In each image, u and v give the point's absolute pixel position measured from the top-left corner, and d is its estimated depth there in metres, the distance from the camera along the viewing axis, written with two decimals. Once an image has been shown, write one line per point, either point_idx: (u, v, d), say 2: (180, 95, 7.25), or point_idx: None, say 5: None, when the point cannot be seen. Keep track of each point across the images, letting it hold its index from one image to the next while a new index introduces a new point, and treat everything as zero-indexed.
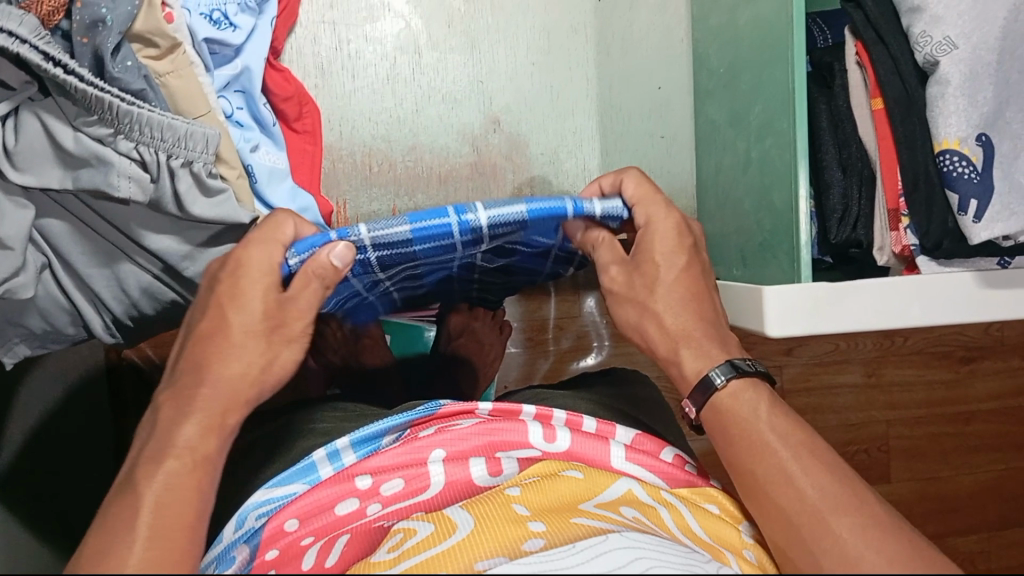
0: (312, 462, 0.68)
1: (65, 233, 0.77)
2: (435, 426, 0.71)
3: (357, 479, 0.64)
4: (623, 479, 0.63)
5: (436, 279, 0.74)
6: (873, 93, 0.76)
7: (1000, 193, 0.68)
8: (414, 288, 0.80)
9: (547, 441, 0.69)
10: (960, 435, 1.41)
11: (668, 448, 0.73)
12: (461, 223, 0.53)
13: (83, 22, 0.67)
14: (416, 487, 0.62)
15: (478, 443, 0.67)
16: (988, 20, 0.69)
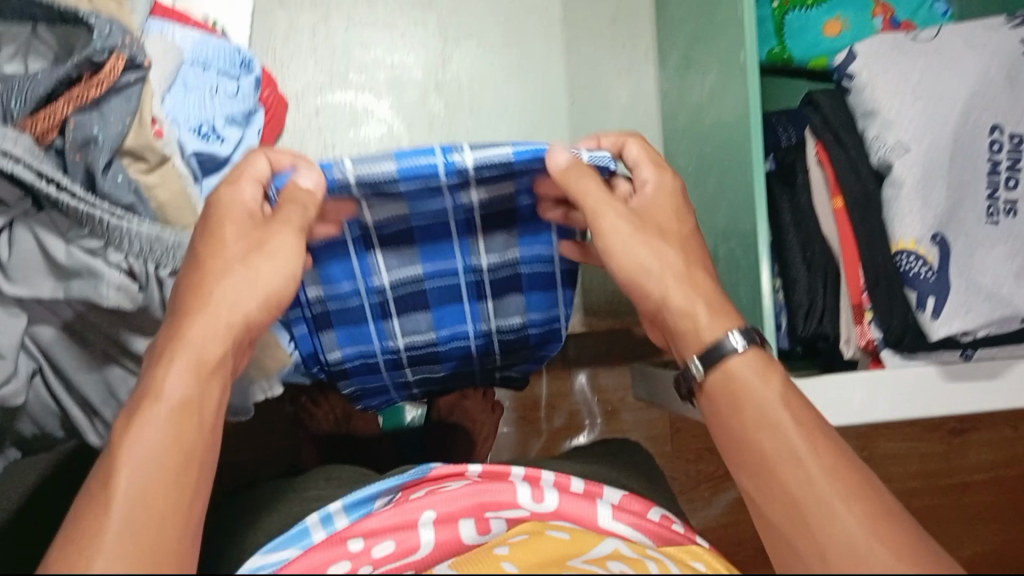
0: (305, 526, 0.66)
1: (56, 340, 0.79)
2: (426, 488, 0.71)
3: (348, 542, 0.63)
4: (608, 540, 0.61)
5: (444, 332, 0.77)
6: (834, 193, 0.79)
7: (956, 292, 0.70)
8: (423, 352, 0.78)
9: (535, 501, 0.68)
10: (957, 507, 1.40)
11: (657, 507, 0.73)
12: (453, 191, 0.63)
13: (75, 141, 0.71)
14: (406, 549, 0.62)
15: (467, 503, 0.67)
16: (938, 126, 0.72)
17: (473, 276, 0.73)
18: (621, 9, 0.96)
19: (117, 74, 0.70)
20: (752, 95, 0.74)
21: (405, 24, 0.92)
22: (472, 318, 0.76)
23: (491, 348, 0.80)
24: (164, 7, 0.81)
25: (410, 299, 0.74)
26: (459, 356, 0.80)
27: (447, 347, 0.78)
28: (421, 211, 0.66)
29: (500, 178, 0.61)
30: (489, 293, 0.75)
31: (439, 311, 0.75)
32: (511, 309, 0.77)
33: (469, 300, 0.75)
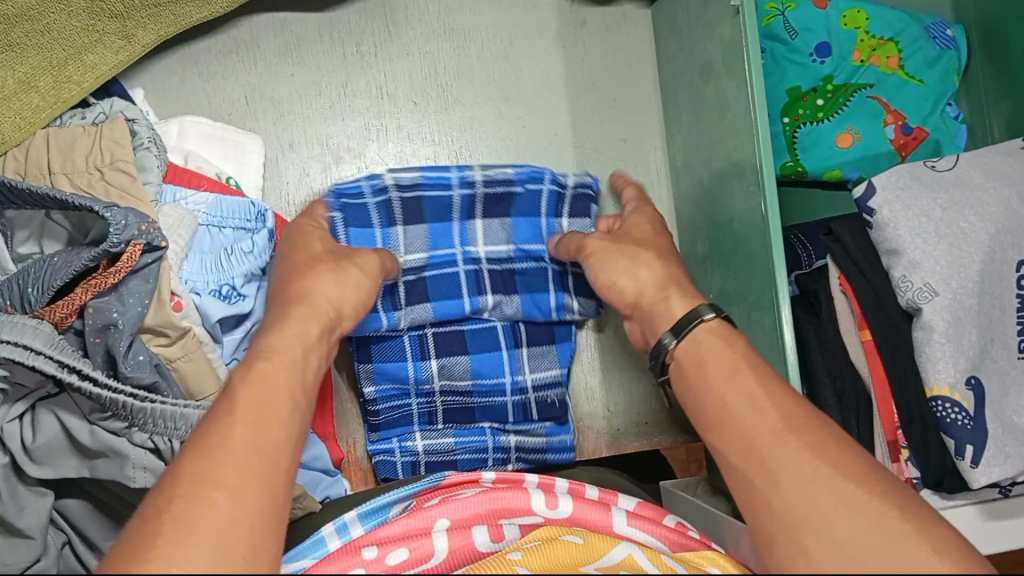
0: (322, 535, 0.63)
1: (84, 509, 0.77)
2: (439, 496, 0.68)
3: (361, 550, 0.56)
4: (623, 544, 0.56)
5: (484, 381, 0.88)
6: (861, 324, 0.78)
7: (994, 437, 0.69)
8: (461, 402, 0.88)
9: (549, 509, 0.64)
10: None
11: (670, 515, 0.67)
12: (463, 222, 0.89)
13: (95, 325, 0.70)
14: (422, 555, 0.56)
15: (479, 511, 0.63)
16: (963, 265, 0.72)
17: (508, 323, 0.89)
18: (630, 129, 0.95)
19: (135, 261, 0.68)
20: (775, 240, 0.73)
21: (417, 160, 0.91)
22: (510, 368, 0.88)
23: (526, 410, 0.89)
24: (176, 171, 0.81)
25: (448, 340, 0.88)
26: (495, 415, 0.88)
27: (483, 398, 0.88)
28: (437, 264, 0.87)
29: (501, 199, 0.89)
30: (523, 340, 0.89)
31: (477, 356, 0.88)
32: (542, 364, 0.90)
33: (506, 346, 0.89)
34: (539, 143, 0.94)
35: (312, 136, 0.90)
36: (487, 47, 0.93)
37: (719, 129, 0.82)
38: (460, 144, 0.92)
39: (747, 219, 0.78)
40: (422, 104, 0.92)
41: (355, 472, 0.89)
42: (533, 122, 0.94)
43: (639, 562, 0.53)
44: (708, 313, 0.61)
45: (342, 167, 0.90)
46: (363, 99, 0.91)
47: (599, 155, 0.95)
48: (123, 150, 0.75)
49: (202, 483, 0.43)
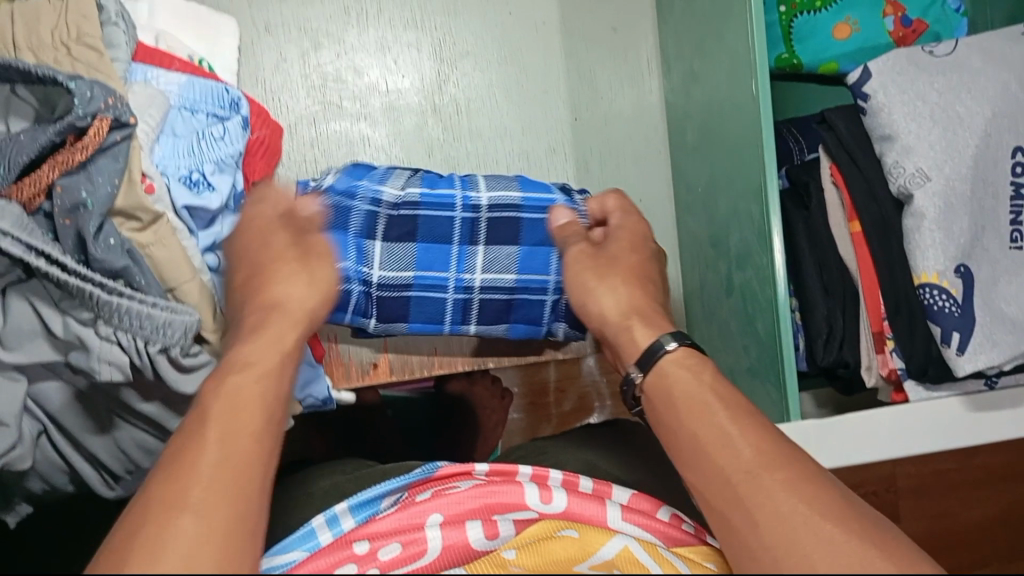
0: (310, 528, 0.59)
1: (60, 395, 0.75)
2: (432, 490, 0.64)
3: (353, 545, 0.55)
4: (618, 536, 0.55)
5: (427, 276, 0.76)
6: (850, 216, 0.76)
7: (981, 325, 0.68)
8: (396, 295, 0.76)
9: (543, 503, 0.61)
10: (964, 468, 1.25)
11: (668, 508, 0.64)
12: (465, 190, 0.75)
13: (64, 206, 0.67)
14: (415, 552, 0.54)
15: (474, 506, 0.60)
16: (959, 150, 0.70)
17: (471, 214, 0.75)
18: (621, 18, 0.92)
19: (103, 136, 0.67)
20: (765, 124, 0.71)
21: (398, 48, 0.89)
22: (457, 263, 0.76)
23: (468, 314, 0.78)
24: (145, 50, 0.77)
25: (397, 222, 0.74)
26: (430, 315, 0.77)
27: (421, 292, 0.76)
28: (432, 204, 0.74)
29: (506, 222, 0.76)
30: (481, 238, 0.76)
31: (425, 247, 0.75)
32: (501, 262, 0.76)
33: (459, 242, 0.76)
34: (525, 31, 0.91)
35: (289, 19, 0.87)
36: None
37: (712, 12, 0.79)
38: (444, 31, 0.89)
39: (739, 103, 0.75)
40: None
41: (338, 367, 0.87)
42: (521, 8, 0.90)
43: (637, 554, 0.52)
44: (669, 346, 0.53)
45: (321, 54, 0.88)
46: None
47: (588, 45, 0.92)
48: (90, 24, 0.71)
49: (195, 444, 0.41)
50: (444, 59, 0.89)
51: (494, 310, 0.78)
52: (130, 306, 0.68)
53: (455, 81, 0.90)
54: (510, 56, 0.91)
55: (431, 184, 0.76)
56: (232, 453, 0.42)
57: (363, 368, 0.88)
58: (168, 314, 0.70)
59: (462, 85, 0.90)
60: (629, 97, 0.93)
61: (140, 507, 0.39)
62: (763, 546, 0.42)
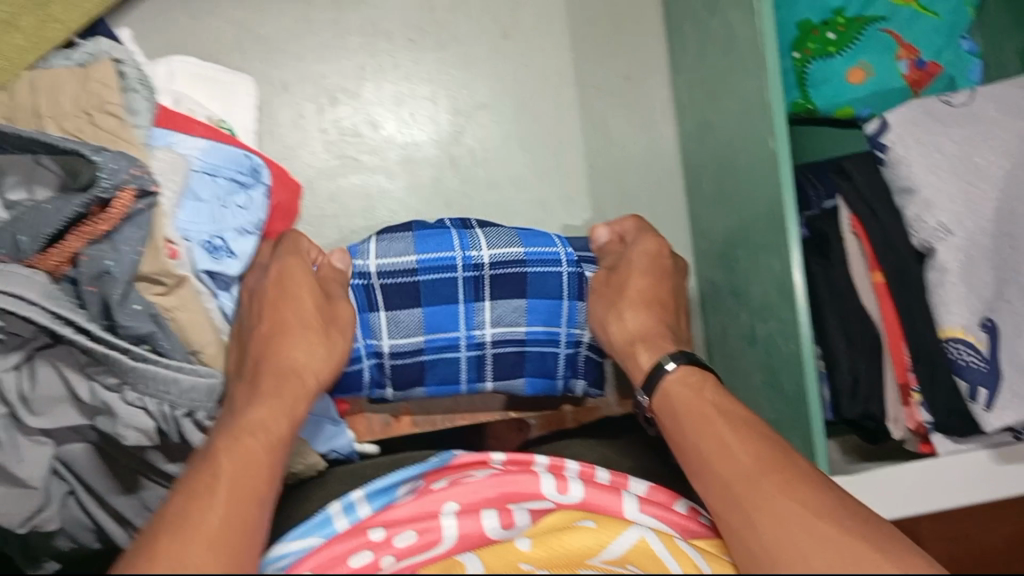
0: (327, 514, 0.59)
1: (86, 457, 0.76)
2: (447, 479, 0.63)
3: (369, 531, 0.55)
4: (635, 526, 0.56)
5: (438, 338, 0.74)
6: (872, 266, 0.76)
7: (1008, 378, 0.68)
8: (407, 362, 0.74)
9: (559, 493, 0.61)
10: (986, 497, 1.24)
11: (684, 498, 0.63)
12: (460, 232, 0.72)
13: (89, 274, 0.68)
14: (430, 542, 0.55)
15: (490, 494, 0.60)
16: (980, 202, 0.70)
17: (472, 272, 0.72)
18: (635, 66, 0.92)
19: (128, 207, 0.67)
20: (785, 182, 0.71)
21: (414, 101, 0.89)
22: (466, 322, 0.74)
23: (483, 368, 0.76)
24: (167, 115, 0.77)
25: (399, 290, 0.71)
26: (445, 375, 0.76)
27: (434, 355, 0.75)
28: (429, 268, 0.71)
29: (512, 279, 0.73)
30: (487, 294, 0.73)
31: (431, 309, 0.73)
32: (509, 317, 0.74)
33: (464, 300, 0.73)
34: (540, 81, 0.91)
35: (306, 76, 0.88)
36: None
37: (727, 65, 0.79)
38: (459, 83, 0.90)
39: (757, 158, 0.75)
40: (419, 42, 0.89)
41: (360, 421, 0.88)
42: (535, 59, 0.91)
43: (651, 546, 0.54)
44: (669, 363, 0.62)
45: (338, 109, 0.88)
46: (358, 37, 0.88)
47: (602, 93, 0.92)
48: (112, 92, 0.72)
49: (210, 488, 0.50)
50: (460, 110, 0.90)
51: (509, 364, 0.76)
52: (156, 371, 0.68)
53: (471, 133, 0.90)
54: (526, 107, 0.91)
55: (423, 239, 0.71)
56: (237, 506, 0.50)
57: (385, 422, 0.88)
58: (192, 378, 0.70)
59: (478, 137, 0.90)
60: (646, 144, 0.93)
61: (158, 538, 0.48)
62: (760, 541, 0.49)
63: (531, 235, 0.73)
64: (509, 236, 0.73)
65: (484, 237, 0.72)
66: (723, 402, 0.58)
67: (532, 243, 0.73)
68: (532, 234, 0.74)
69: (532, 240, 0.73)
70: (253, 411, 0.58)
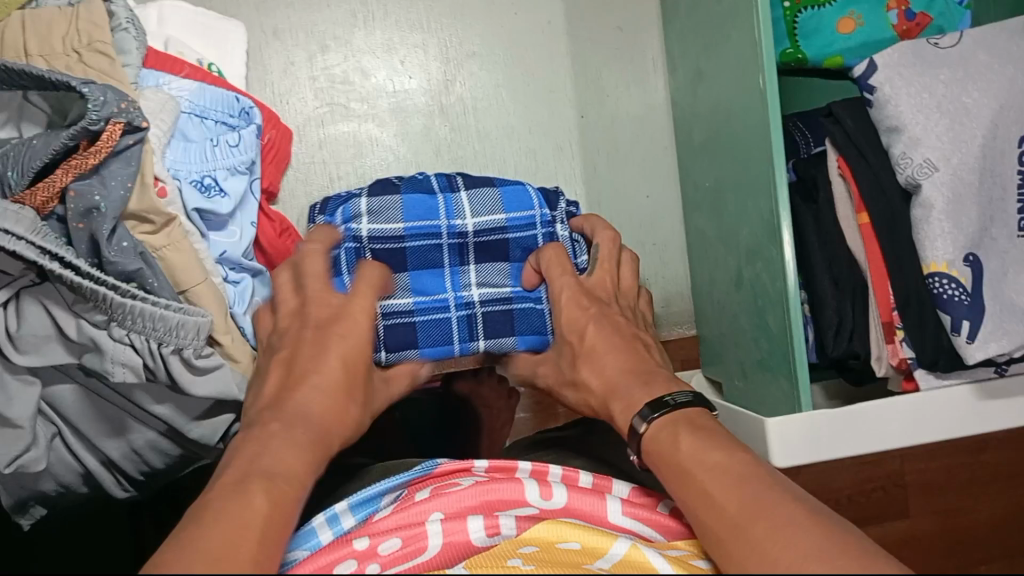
0: (311, 526, 0.56)
1: (74, 396, 0.75)
2: (431, 487, 0.62)
3: (353, 541, 0.53)
4: (625, 539, 0.53)
5: (427, 300, 0.73)
6: (858, 208, 0.76)
7: (991, 314, 0.69)
8: (400, 324, 0.71)
9: (543, 499, 0.60)
10: (974, 464, 1.25)
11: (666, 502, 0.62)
12: (445, 194, 0.74)
13: (77, 210, 0.67)
14: (415, 548, 0.53)
15: (472, 503, 0.59)
16: (966, 140, 0.70)
17: (457, 239, 0.74)
18: (626, 16, 0.92)
19: (115, 141, 0.67)
20: (773, 122, 0.71)
21: (405, 49, 0.89)
22: (452, 284, 0.74)
23: (474, 328, 0.73)
24: (156, 57, 0.78)
25: (387, 255, 0.72)
26: (438, 338, 0.72)
27: (427, 317, 0.72)
28: (416, 233, 0.72)
29: (494, 246, 0.74)
30: (472, 257, 0.74)
31: (418, 274, 0.73)
32: (494, 279, 0.75)
33: (449, 265, 0.74)
34: (531, 32, 0.91)
35: (296, 22, 0.88)
36: None
37: (718, 9, 0.79)
38: (450, 32, 0.90)
39: (746, 100, 0.75)
40: None
41: None
42: (527, 9, 0.91)
43: (645, 556, 0.50)
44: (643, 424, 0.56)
45: (328, 56, 0.88)
46: None
47: (594, 43, 0.92)
48: (101, 31, 0.72)
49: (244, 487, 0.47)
50: (450, 60, 0.90)
51: (501, 323, 0.74)
52: (144, 309, 0.68)
53: (461, 83, 0.90)
54: (517, 56, 0.91)
55: (412, 206, 0.73)
56: (277, 512, 0.47)
57: None
58: (180, 315, 0.69)
59: (468, 86, 0.90)
60: (636, 95, 0.93)
61: (202, 517, 0.45)
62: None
63: (511, 198, 0.74)
64: (491, 196, 0.74)
65: (468, 204, 0.74)
66: (703, 444, 0.51)
67: (512, 209, 0.74)
68: (512, 198, 0.74)
69: (512, 206, 0.74)
70: (293, 434, 0.53)
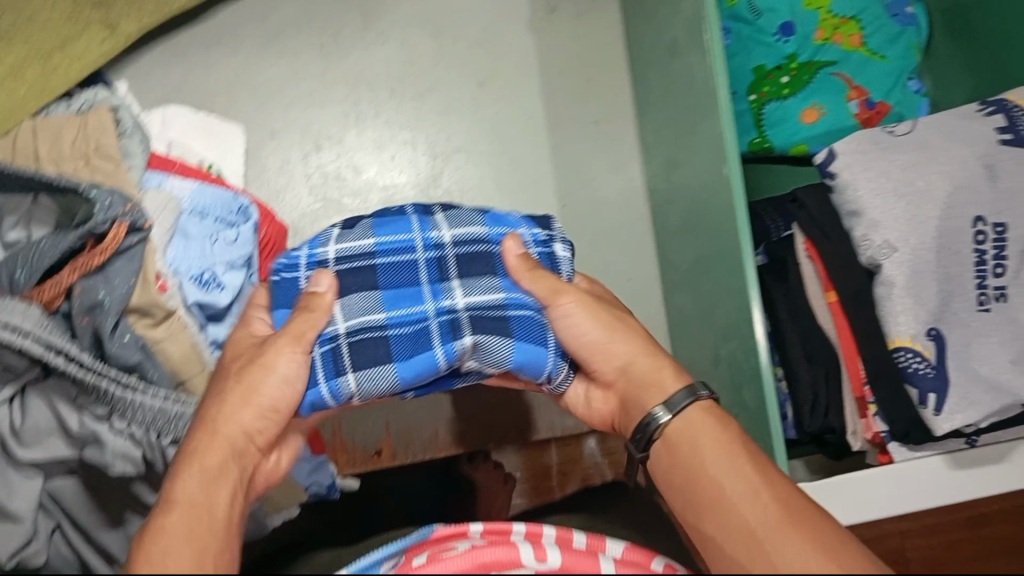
0: None
1: (74, 491, 0.77)
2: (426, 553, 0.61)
3: None
4: None
5: (404, 317, 0.64)
6: (827, 286, 0.80)
7: (956, 385, 0.72)
8: (373, 339, 0.62)
9: (538, 561, 0.57)
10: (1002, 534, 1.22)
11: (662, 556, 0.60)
12: (420, 213, 0.68)
13: (82, 305, 0.71)
14: None
15: (467, 566, 0.56)
16: (922, 221, 0.75)
17: (433, 252, 0.66)
18: (603, 110, 0.98)
19: (120, 241, 0.72)
20: (738, 207, 0.75)
21: (395, 146, 0.94)
22: (431, 297, 0.65)
23: (457, 329, 0.63)
24: (158, 161, 0.82)
25: (358, 277, 0.65)
26: (417, 349, 0.62)
27: (403, 334, 0.63)
28: (388, 251, 0.66)
29: (478, 257, 0.66)
30: (453, 272, 0.66)
31: (392, 291, 0.65)
32: (477, 289, 0.65)
33: (428, 280, 0.65)
34: (514, 126, 0.96)
35: (293, 124, 0.93)
36: (463, 33, 0.97)
37: (687, 102, 0.84)
38: (437, 129, 0.95)
39: (714, 187, 0.80)
40: (399, 91, 0.95)
41: (342, 455, 0.95)
42: (510, 105, 0.97)
43: None
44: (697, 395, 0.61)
45: (322, 155, 0.93)
46: (341, 87, 0.94)
47: (575, 136, 0.97)
48: (107, 137, 0.77)
49: None
50: (437, 155, 0.94)
51: (487, 326, 0.63)
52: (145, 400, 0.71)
53: (448, 175, 0.94)
54: (500, 149, 0.96)
55: (381, 227, 0.67)
56: None
57: (366, 454, 0.95)
58: (180, 408, 0.72)
59: (456, 179, 0.94)
60: (615, 183, 0.98)
61: None
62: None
63: (493, 217, 0.69)
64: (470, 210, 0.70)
65: (444, 218, 0.68)
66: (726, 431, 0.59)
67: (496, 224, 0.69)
68: (496, 215, 0.70)
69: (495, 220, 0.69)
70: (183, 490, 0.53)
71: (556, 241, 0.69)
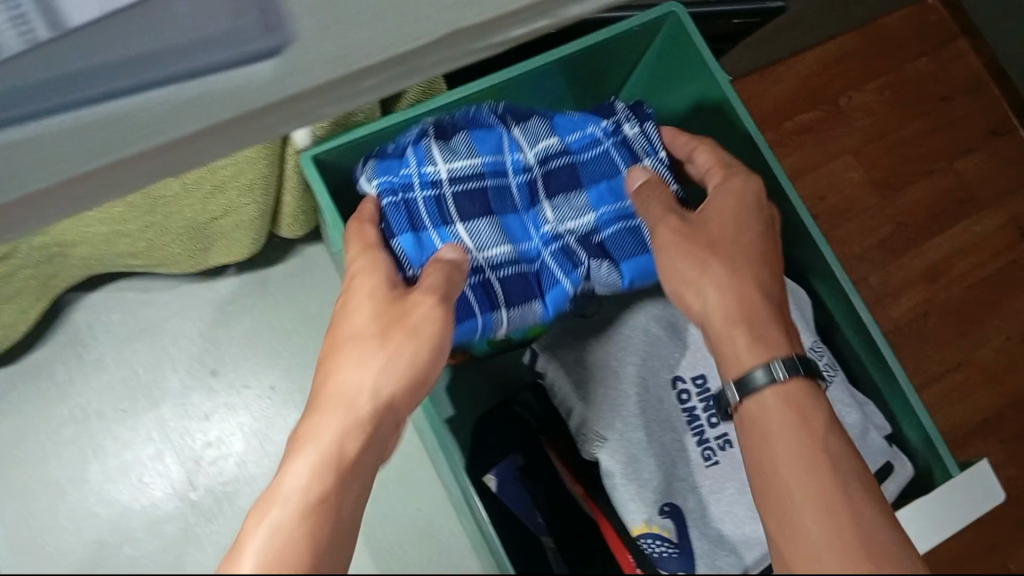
0: None
1: None
2: None
3: None
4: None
5: (522, 247, 0.74)
6: (575, 482, 0.81)
7: (699, 555, 0.74)
8: (517, 272, 0.72)
9: None
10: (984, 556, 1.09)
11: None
12: (505, 129, 0.76)
13: None
14: None
15: None
16: (623, 403, 0.76)
17: (524, 175, 0.76)
18: None
19: None
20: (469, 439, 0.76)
21: (143, 465, 0.94)
22: (534, 227, 0.75)
23: (574, 258, 0.72)
24: None
25: (469, 196, 0.73)
26: (519, 294, 0.71)
27: (531, 267, 0.73)
28: (491, 172, 0.74)
29: (554, 174, 0.77)
30: (542, 195, 0.76)
31: (504, 219, 0.74)
32: (571, 213, 0.75)
33: (523, 207, 0.75)
34: (258, 404, 0.97)
35: (30, 484, 0.92)
36: (180, 334, 0.99)
37: None
38: (181, 433, 0.95)
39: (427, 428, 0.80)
40: (131, 410, 0.96)
41: None
42: (245, 386, 0.97)
43: None
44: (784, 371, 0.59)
45: (70, 501, 0.93)
46: (71, 428, 0.95)
47: None
48: None
49: None
50: (188, 460, 0.95)
51: (557, 263, 0.72)
52: None
53: (204, 476, 0.94)
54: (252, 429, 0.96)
55: (479, 143, 0.75)
56: None
57: None
58: None
59: (213, 473, 0.94)
60: None
61: None
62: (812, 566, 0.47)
63: (483, 139, 0.75)
64: (529, 112, 0.79)
65: (523, 136, 0.77)
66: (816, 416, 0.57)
67: (488, 158, 0.75)
68: (484, 141, 0.75)
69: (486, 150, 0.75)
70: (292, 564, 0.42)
71: (625, 123, 0.78)
